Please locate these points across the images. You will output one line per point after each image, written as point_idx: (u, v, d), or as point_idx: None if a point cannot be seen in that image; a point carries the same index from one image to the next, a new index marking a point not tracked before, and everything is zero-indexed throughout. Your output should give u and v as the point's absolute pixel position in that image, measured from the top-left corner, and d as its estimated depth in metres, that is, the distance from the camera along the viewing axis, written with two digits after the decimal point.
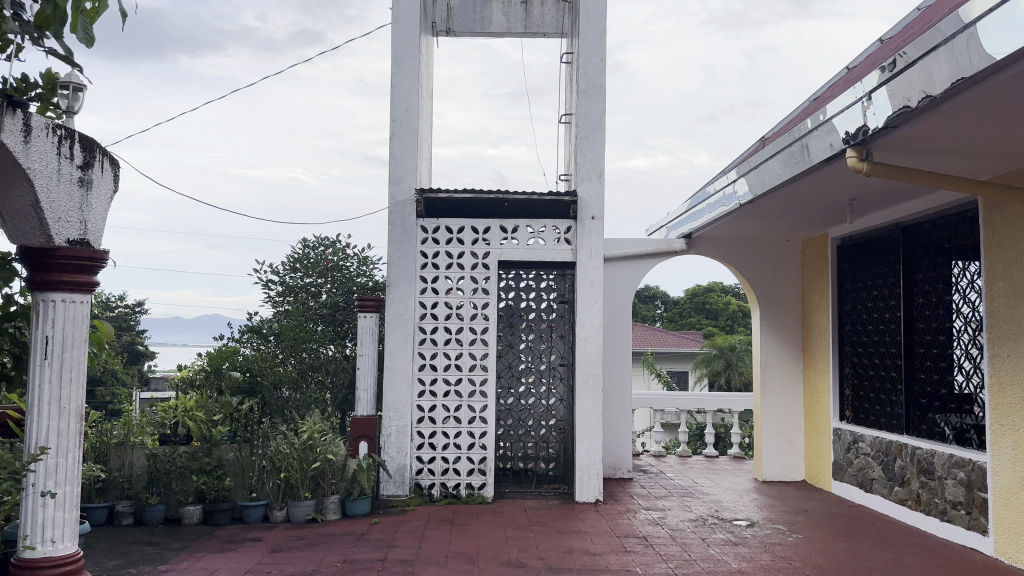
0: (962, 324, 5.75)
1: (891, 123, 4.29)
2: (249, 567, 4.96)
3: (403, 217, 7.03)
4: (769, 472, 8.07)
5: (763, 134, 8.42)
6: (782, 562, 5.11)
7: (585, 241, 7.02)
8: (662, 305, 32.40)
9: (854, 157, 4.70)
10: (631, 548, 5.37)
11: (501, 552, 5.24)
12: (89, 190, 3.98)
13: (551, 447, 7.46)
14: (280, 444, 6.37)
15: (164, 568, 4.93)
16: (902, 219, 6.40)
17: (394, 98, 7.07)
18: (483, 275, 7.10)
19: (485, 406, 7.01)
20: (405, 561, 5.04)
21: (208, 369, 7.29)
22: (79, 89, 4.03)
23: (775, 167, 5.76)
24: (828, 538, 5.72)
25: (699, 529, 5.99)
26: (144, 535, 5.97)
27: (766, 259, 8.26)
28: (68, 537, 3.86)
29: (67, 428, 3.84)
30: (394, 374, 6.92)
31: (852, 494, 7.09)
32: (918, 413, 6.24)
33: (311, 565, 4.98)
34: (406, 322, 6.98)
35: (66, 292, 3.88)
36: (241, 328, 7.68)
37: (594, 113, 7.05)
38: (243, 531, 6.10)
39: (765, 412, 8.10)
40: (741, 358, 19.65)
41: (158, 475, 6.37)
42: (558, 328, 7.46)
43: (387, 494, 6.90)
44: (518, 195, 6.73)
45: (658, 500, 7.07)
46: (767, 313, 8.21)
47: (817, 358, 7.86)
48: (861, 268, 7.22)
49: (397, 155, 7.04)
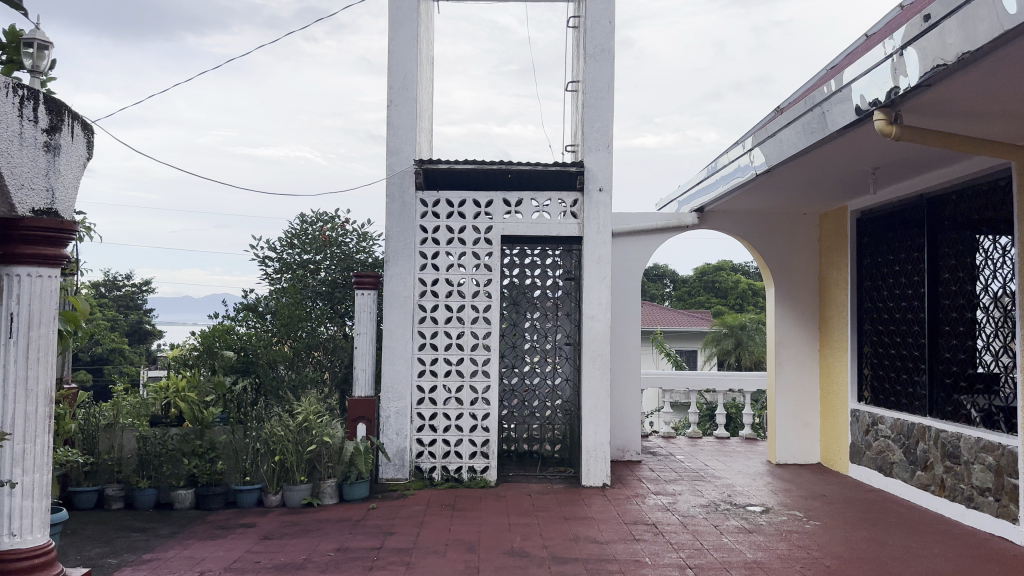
0: (991, 301, 5.43)
1: (924, 83, 3.95)
2: (238, 555, 4.71)
3: (402, 188, 6.74)
4: (783, 453, 7.79)
5: (779, 104, 8.06)
6: (801, 552, 4.83)
7: (593, 214, 6.70)
8: (671, 284, 32.10)
9: (882, 119, 4.36)
10: (640, 536, 5.10)
11: (504, 540, 4.98)
12: (56, 156, 3.62)
13: (557, 428, 7.17)
14: (274, 426, 6.14)
15: (148, 558, 4.68)
16: (927, 189, 6.07)
17: (392, 64, 6.73)
18: (485, 251, 6.80)
19: (488, 387, 6.74)
20: (402, 550, 4.79)
21: (201, 347, 6.94)
22: (44, 46, 3.70)
23: (793, 135, 5.44)
24: (848, 526, 5.45)
25: (711, 515, 5.72)
26: (134, 520, 5.75)
27: (781, 234, 7.94)
28: (37, 528, 3.60)
29: (35, 411, 3.56)
30: (393, 353, 6.67)
31: (871, 478, 6.80)
32: (943, 394, 5.92)
33: (303, 554, 4.72)
34: (405, 300, 6.71)
35: (33, 266, 3.61)
36: (236, 306, 7.36)
37: (602, 78, 6.69)
38: (235, 516, 5.86)
39: (779, 393, 7.82)
40: (751, 337, 19.35)
41: (149, 458, 6.13)
42: (564, 306, 7.18)
43: (386, 478, 6.65)
44: (523, 166, 6.40)
45: (668, 484, 6.81)
46: (782, 289, 7.91)
47: (834, 337, 7.58)
48: (882, 243, 6.89)
49: (395, 124, 6.74)
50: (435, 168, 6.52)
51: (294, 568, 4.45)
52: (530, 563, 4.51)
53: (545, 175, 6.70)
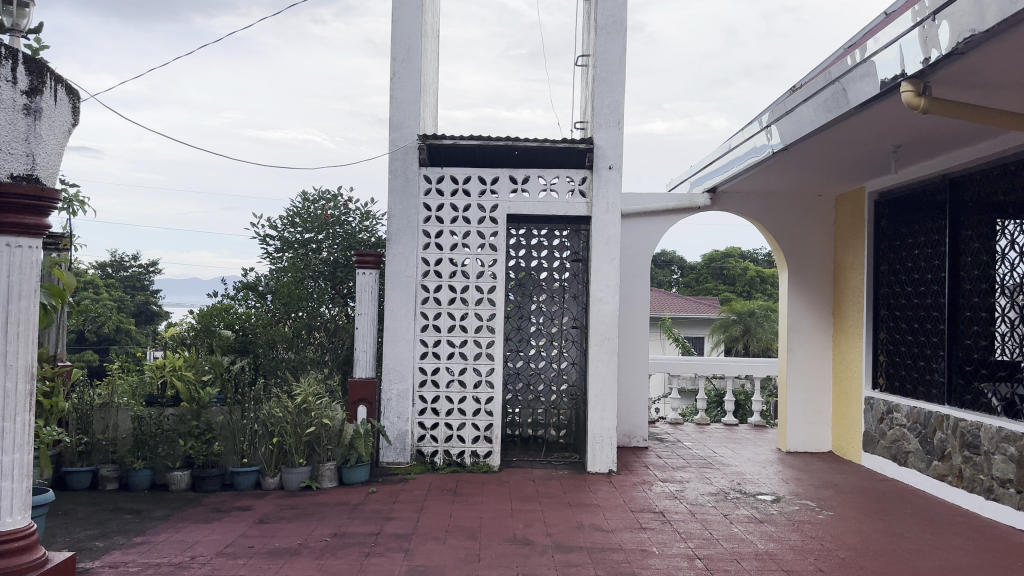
0: (1015, 286, 5.20)
1: (957, 51, 3.72)
2: (231, 540, 4.56)
3: (404, 164, 6.54)
4: (794, 441, 7.61)
5: (795, 83, 7.81)
6: (814, 543, 4.64)
7: (601, 193, 6.49)
8: (678, 271, 31.94)
9: (910, 91, 4.13)
10: (647, 525, 4.93)
11: (506, 527, 4.81)
12: (37, 120, 3.50)
13: (562, 413, 7.01)
14: (273, 408, 5.99)
15: (138, 541, 4.53)
16: (950, 169, 5.84)
17: (395, 36, 6.52)
18: (491, 230, 6.61)
19: (491, 370, 6.57)
20: (400, 536, 4.62)
21: (198, 327, 6.75)
22: (24, 5, 3.52)
23: (812, 112, 5.22)
24: (862, 517, 5.26)
25: (720, 504, 5.54)
26: (128, 501, 5.62)
27: (796, 216, 7.72)
28: (17, 510, 3.43)
29: (15, 388, 3.40)
30: (394, 335, 6.50)
31: (884, 467, 6.62)
32: (963, 382, 5.72)
33: (298, 539, 4.56)
34: (408, 279, 6.53)
35: (13, 236, 3.42)
36: (236, 285, 7.13)
37: (614, 51, 6.46)
38: (232, 499, 5.71)
39: (791, 380, 7.63)
40: (759, 323, 19.11)
41: (143, 439, 5.98)
42: (571, 288, 6.99)
43: (387, 461, 6.50)
44: (530, 142, 6.19)
45: (675, 472, 6.64)
46: (795, 272, 7.71)
47: (848, 323, 7.37)
48: (900, 226, 6.67)
49: (398, 97, 6.53)
50: (439, 144, 6.32)
51: (287, 554, 4.28)
52: (533, 551, 4.34)
53: (553, 152, 6.49)
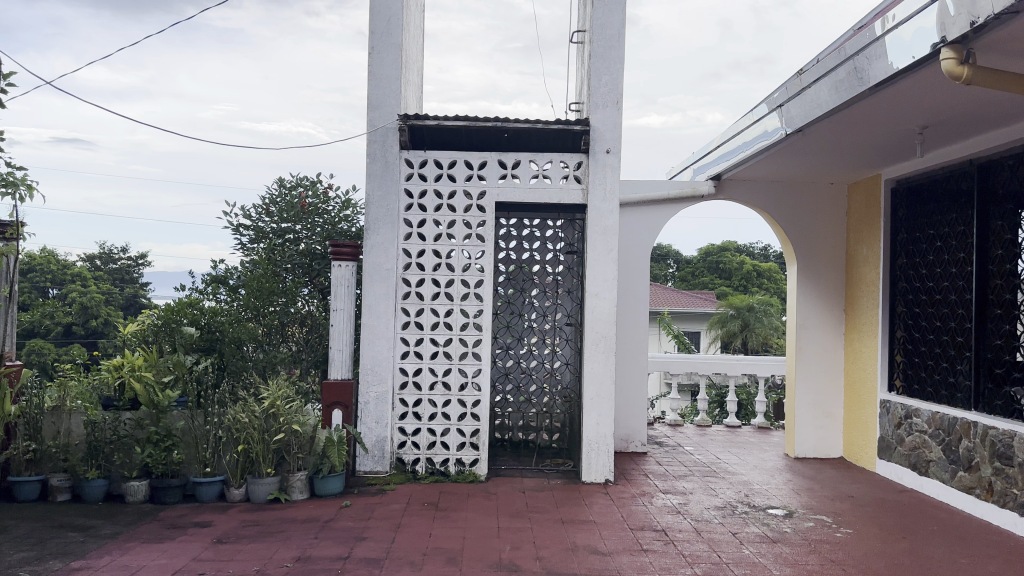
0: None
1: (1010, 11, 3.19)
2: (180, 565, 4.05)
3: (383, 146, 6.02)
4: (802, 447, 7.14)
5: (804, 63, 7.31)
6: (835, 569, 4.15)
7: (599, 179, 5.98)
8: (675, 264, 31.46)
9: (951, 58, 3.63)
10: (648, 546, 4.43)
11: (490, 550, 4.31)
12: None
13: (555, 417, 6.50)
14: (238, 412, 5.47)
15: (75, 566, 4.02)
16: (982, 152, 5.32)
17: (375, 6, 6.00)
18: (478, 219, 6.08)
19: (479, 370, 6.05)
20: (371, 561, 4.11)
21: (160, 323, 6.24)
22: None
23: (826, 91, 4.72)
24: (885, 535, 4.78)
25: (729, 520, 5.05)
26: (78, 515, 5.11)
27: (805, 206, 7.23)
28: None
29: None
30: (372, 333, 5.99)
31: (903, 476, 6.14)
32: (991, 385, 5.22)
33: (256, 564, 4.05)
34: (387, 273, 6.02)
35: None
36: (204, 277, 6.51)
37: (612, 24, 5.94)
38: (191, 513, 5.19)
39: (800, 380, 7.16)
40: (758, 318, 18.62)
41: (98, 446, 5.49)
42: (566, 282, 6.44)
43: (365, 471, 6.00)
44: (521, 123, 5.69)
45: (678, 481, 6.13)
46: (805, 267, 7.21)
47: (862, 321, 6.88)
48: (921, 216, 6.18)
49: (377, 74, 6.01)
50: (422, 125, 5.83)
51: None
52: None
53: (546, 134, 5.98)
